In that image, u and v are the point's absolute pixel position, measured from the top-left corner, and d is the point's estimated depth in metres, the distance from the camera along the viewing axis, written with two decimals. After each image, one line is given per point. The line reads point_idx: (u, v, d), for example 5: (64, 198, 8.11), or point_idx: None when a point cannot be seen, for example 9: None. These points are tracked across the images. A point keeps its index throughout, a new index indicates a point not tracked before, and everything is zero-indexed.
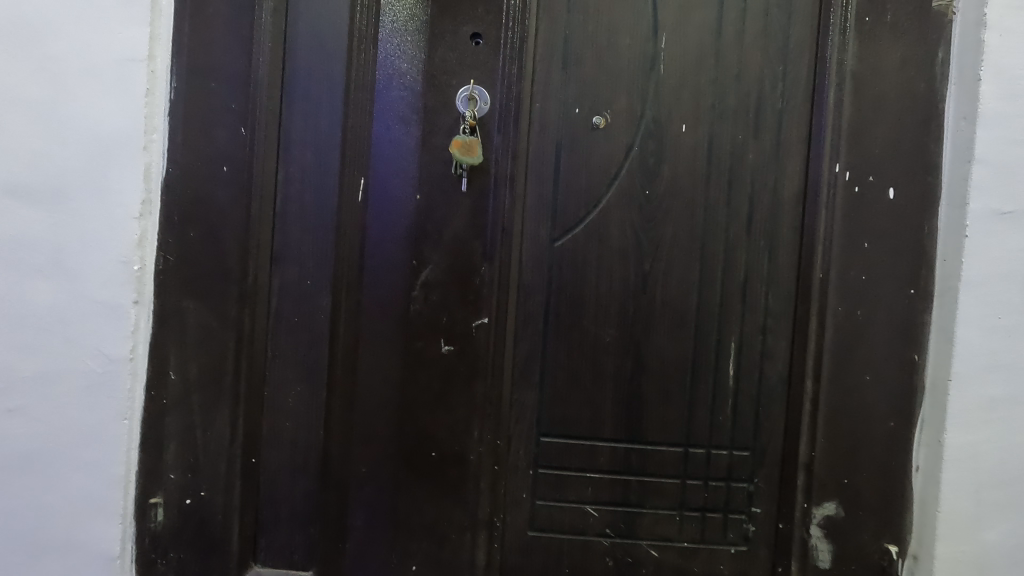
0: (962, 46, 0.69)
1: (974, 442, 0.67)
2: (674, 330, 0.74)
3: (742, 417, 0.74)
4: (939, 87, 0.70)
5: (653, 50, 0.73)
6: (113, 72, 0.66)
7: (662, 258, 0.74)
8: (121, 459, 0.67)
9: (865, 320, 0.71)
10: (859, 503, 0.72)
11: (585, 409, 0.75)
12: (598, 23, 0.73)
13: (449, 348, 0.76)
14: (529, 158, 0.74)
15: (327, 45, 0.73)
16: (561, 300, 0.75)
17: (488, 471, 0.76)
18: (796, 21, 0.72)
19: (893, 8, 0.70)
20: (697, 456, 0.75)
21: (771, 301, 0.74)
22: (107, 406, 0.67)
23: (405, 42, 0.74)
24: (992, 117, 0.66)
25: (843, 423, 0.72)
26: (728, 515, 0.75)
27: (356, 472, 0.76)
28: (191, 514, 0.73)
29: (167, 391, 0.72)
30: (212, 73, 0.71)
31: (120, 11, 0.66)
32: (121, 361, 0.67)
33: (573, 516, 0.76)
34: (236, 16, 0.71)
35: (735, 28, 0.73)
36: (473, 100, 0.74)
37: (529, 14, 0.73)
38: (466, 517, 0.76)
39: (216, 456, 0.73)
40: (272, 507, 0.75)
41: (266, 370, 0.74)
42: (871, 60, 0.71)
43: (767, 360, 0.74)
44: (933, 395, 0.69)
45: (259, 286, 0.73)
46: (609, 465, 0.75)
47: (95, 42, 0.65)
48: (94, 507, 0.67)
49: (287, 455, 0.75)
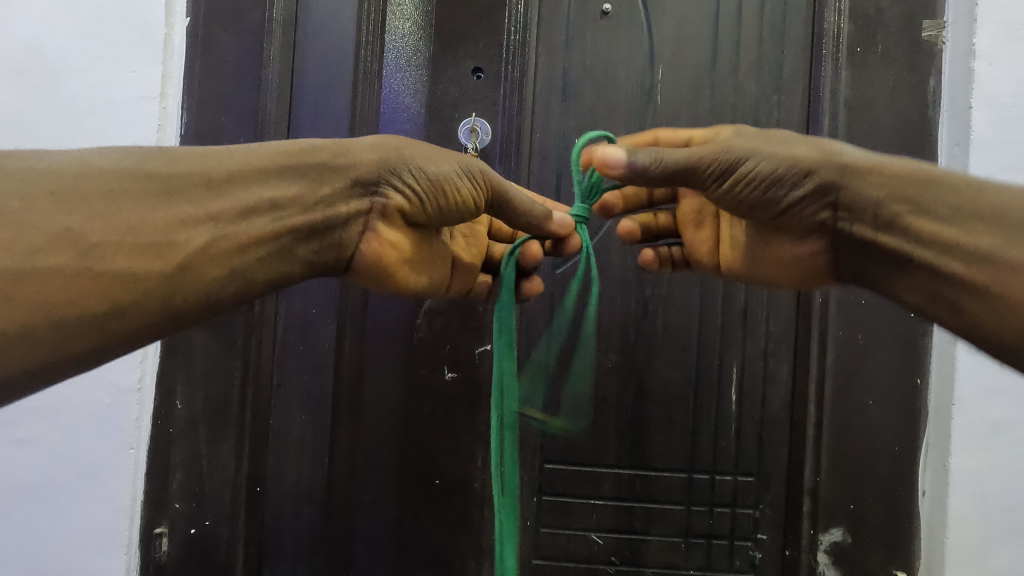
0: (951, 74, 0.71)
1: (980, 467, 0.68)
2: (677, 356, 0.75)
3: (745, 441, 0.74)
4: (931, 115, 0.72)
5: (650, 81, 0.75)
6: (128, 111, 0.69)
7: (662, 283, 0.75)
8: (127, 490, 0.70)
9: (865, 344, 0.72)
10: (867, 529, 0.72)
11: (588, 437, 0.75)
12: (596, 56, 0.75)
13: (453, 375, 0.76)
14: (530, 188, 0.76)
15: (334, 80, 0.75)
16: (564, 327, 0.76)
17: (492, 499, 0.76)
18: (789, 50, 0.74)
19: (883, 38, 0.72)
20: (701, 481, 0.74)
21: (771, 325, 0.74)
22: (116, 435, 0.69)
23: (409, 78, 0.77)
24: (986, 143, 0.68)
25: (848, 447, 0.72)
26: (734, 542, 0.74)
27: (360, 502, 0.77)
28: (196, 544, 0.73)
29: (173, 420, 0.72)
30: (222, 108, 0.73)
31: (135, 51, 0.69)
32: (129, 391, 0.70)
33: (578, 544, 0.75)
34: (247, 56, 0.74)
35: (730, 58, 0.74)
36: (474, 131, 0.75)
37: (529, 49, 0.75)
38: (472, 545, 0.76)
39: (221, 485, 0.74)
40: (277, 537, 0.75)
41: (273, 402, 0.75)
42: (864, 89, 0.72)
43: (769, 383, 0.74)
44: (937, 418, 0.70)
45: (266, 316, 0.75)
46: (613, 492, 0.75)
47: (110, 81, 0.68)
48: (99, 538, 0.69)
49: (292, 483, 0.75)
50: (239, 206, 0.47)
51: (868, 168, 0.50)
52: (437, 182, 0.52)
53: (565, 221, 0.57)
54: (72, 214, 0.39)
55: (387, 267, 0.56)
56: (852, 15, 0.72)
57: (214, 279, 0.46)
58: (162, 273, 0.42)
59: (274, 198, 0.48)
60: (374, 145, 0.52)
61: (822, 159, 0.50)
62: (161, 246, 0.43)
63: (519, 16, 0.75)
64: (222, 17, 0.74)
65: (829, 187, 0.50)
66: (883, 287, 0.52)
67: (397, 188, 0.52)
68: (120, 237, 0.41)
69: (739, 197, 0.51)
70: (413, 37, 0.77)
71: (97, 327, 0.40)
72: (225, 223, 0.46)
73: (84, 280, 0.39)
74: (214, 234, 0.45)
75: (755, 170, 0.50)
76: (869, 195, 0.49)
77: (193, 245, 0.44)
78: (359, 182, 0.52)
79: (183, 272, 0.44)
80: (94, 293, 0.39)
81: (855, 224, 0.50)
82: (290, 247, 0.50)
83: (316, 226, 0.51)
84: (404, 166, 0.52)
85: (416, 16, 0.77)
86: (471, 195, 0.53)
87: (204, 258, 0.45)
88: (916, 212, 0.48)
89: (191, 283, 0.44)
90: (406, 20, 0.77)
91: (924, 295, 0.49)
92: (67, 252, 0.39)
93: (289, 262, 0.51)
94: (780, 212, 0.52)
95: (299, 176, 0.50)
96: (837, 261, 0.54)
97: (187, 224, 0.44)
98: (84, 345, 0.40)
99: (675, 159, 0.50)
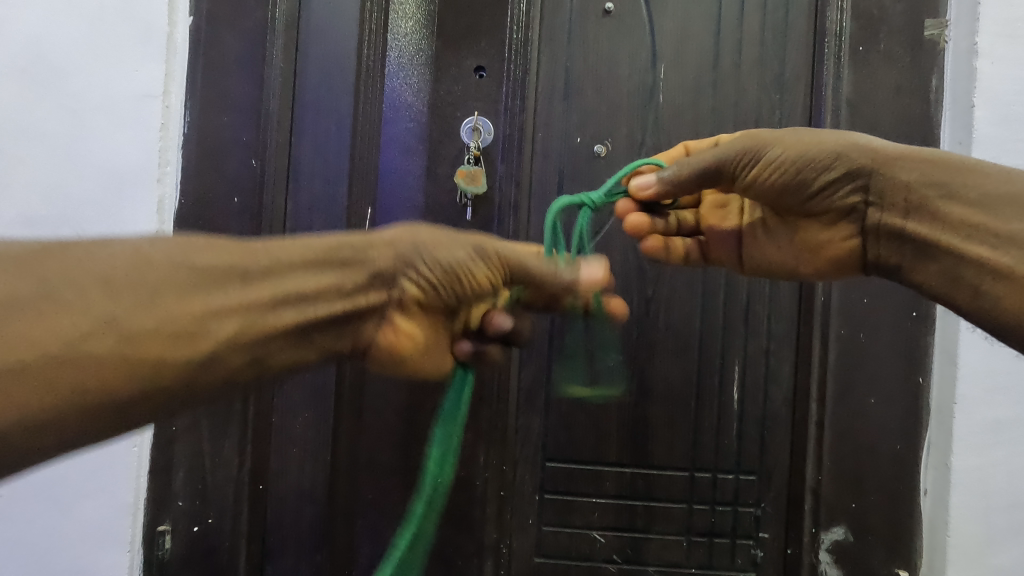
0: (954, 74, 0.71)
1: (981, 465, 0.68)
2: (678, 354, 0.75)
3: (747, 440, 0.74)
4: (933, 114, 0.72)
5: (651, 80, 0.75)
6: (131, 109, 0.69)
7: (664, 282, 0.75)
8: (130, 487, 0.70)
9: (868, 344, 0.71)
10: (869, 527, 0.72)
11: (590, 435, 0.75)
12: (598, 55, 0.75)
13: None
14: (532, 186, 0.76)
15: (336, 78, 0.75)
16: (566, 326, 0.76)
17: (494, 497, 0.76)
18: (791, 49, 0.74)
19: (885, 37, 0.72)
20: (703, 480, 0.74)
21: (773, 324, 0.74)
22: (120, 433, 0.69)
23: (411, 76, 0.78)
24: (988, 141, 0.68)
25: (850, 446, 0.72)
26: (736, 541, 0.74)
27: (362, 500, 0.77)
28: (199, 542, 0.74)
29: (176, 418, 0.73)
30: (225, 107, 0.73)
31: (138, 49, 0.69)
32: None
33: (579, 542, 0.75)
34: (250, 54, 0.74)
35: (732, 57, 0.74)
36: (476, 130, 0.75)
37: (531, 47, 0.75)
38: (473, 544, 0.76)
39: (224, 482, 0.74)
40: (280, 533, 0.76)
41: (275, 399, 0.75)
42: (866, 88, 0.72)
43: (771, 382, 0.74)
44: (939, 417, 0.70)
45: None
46: (615, 490, 0.75)
47: (114, 79, 0.69)
48: (102, 536, 0.69)
49: (295, 481, 0.75)
50: (268, 295, 0.43)
51: (900, 156, 0.50)
52: (454, 270, 0.49)
53: (593, 273, 0.53)
54: (119, 299, 0.36)
55: (401, 357, 0.51)
56: (856, 14, 0.72)
57: (235, 367, 0.41)
58: (189, 365, 0.38)
59: (304, 290, 0.44)
60: (393, 239, 0.49)
61: (853, 147, 0.51)
62: (192, 334, 0.38)
63: (522, 16, 0.75)
64: (225, 15, 0.73)
65: (862, 171, 0.51)
66: (905, 276, 0.52)
67: (415, 280, 0.49)
68: (159, 324, 0.37)
69: (770, 183, 0.53)
70: (415, 36, 0.78)
71: (116, 413, 0.36)
72: (255, 313, 0.42)
73: (116, 368, 0.35)
74: (242, 325, 0.41)
75: (781, 159, 0.52)
76: (899, 180, 0.50)
77: (222, 335, 0.40)
78: (379, 275, 0.48)
79: (211, 361, 0.39)
80: (125, 382, 0.36)
81: (885, 211, 0.51)
82: (308, 335, 0.46)
83: (339, 319, 0.47)
84: (423, 257, 0.49)
85: (420, 15, 0.78)
86: (486, 277, 0.50)
87: (229, 348, 0.40)
88: (946, 196, 0.48)
89: (214, 371, 0.40)
90: (409, 19, 0.78)
91: (946, 279, 0.48)
92: (110, 338, 0.35)
93: (309, 354, 0.47)
94: (810, 196, 0.53)
95: (324, 270, 0.46)
96: (867, 253, 0.54)
97: (218, 315, 0.40)
98: (97, 430, 0.36)
99: (701, 161, 0.54)
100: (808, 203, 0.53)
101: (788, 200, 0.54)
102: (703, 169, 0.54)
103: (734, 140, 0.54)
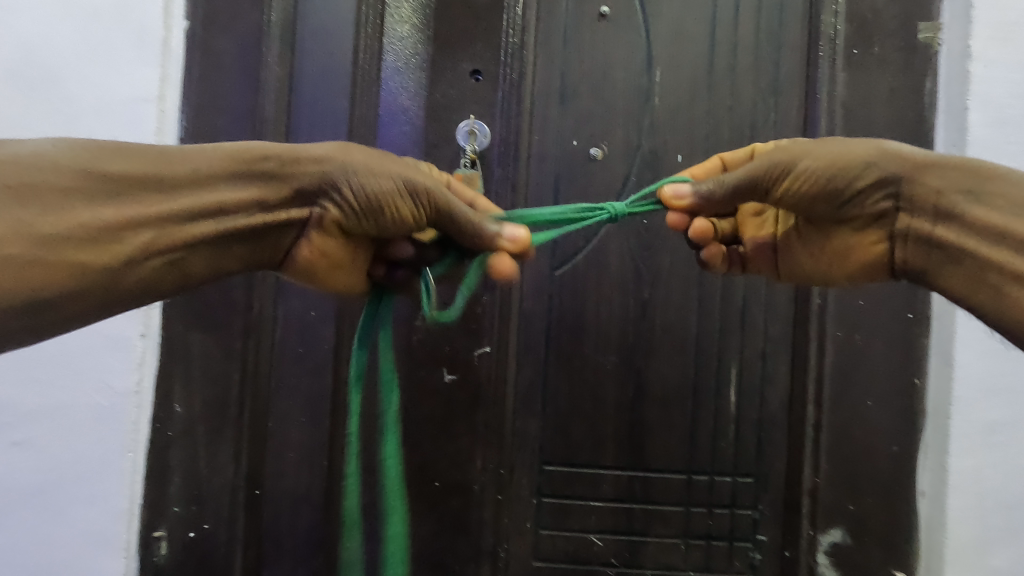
0: (948, 76, 0.71)
1: (978, 466, 0.68)
2: (675, 357, 0.75)
3: (744, 442, 0.74)
4: (928, 116, 0.72)
5: (647, 84, 0.75)
6: (127, 114, 0.69)
7: (661, 285, 0.75)
8: (125, 493, 0.70)
9: (864, 346, 0.72)
10: (866, 529, 0.72)
11: (588, 439, 0.75)
12: (594, 59, 0.76)
13: (452, 377, 0.76)
14: (529, 190, 0.76)
15: (333, 81, 0.75)
16: (563, 329, 0.76)
17: (491, 501, 0.76)
18: (786, 51, 0.74)
19: (879, 40, 0.73)
20: (700, 483, 0.74)
21: (770, 326, 0.74)
22: (115, 438, 0.69)
23: (408, 79, 0.77)
24: (982, 144, 0.69)
25: (847, 447, 0.72)
26: (734, 544, 0.74)
27: (359, 505, 0.76)
28: (195, 547, 0.73)
29: (172, 423, 0.73)
30: (220, 110, 0.74)
31: (133, 54, 0.69)
32: (127, 394, 0.70)
33: (577, 546, 0.75)
34: (246, 58, 0.74)
35: (727, 59, 0.75)
36: (472, 134, 0.75)
37: (527, 51, 0.76)
38: (471, 548, 0.76)
39: (220, 487, 0.74)
40: (276, 539, 0.75)
41: (271, 403, 0.75)
42: (861, 90, 0.72)
43: (768, 384, 0.74)
44: (935, 419, 0.70)
45: (264, 318, 0.75)
46: (613, 493, 0.75)
47: (109, 84, 0.69)
48: (96, 542, 0.69)
49: (291, 486, 0.75)
50: (185, 207, 0.50)
51: (928, 163, 0.51)
52: (373, 195, 0.51)
53: (518, 235, 0.52)
54: (31, 206, 0.43)
55: (317, 272, 0.56)
56: (849, 17, 0.73)
57: (154, 272, 0.49)
58: (107, 266, 0.46)
59: (214, 203, 0.51)
60: (322, 160, 0.53)
61: (884, 155, 0.51)
62: (108, 240, 0.46)
63: (517, 19, 0.75)
64: (221, 19, 0.74)
65: (893, 177, 0.51)
66: (931, 279, 0.53)
67: (332, 203, 0.53)
68: (69, 231, 0.44)
69: (805, 196, 0.52)
70: (412, 40, 0.77)
71: (52, 307, 0.44)
72: (169, 222, 0.49)
73: (32, 266, 0.42)
74: (158, 234, 0.49)
75: (816, 170, 0.51)
76: (930, 185, 0.51)
77: (137, 243, 0.48)
78: (302, 194, 0.53)
79: (127, 266, 0.47)
80: (44, 279, 0.43)
81: (914, 214, 0.52)
82: (224, 245, 0.52)
83: (257, 229, 0.53)
84: (341, 181, 0.52)
85: (415, 18, 0.77)
86: (412, 213, 0.52)
87: (146, 253, 0.48)
88: (974, 202, 0.50)
89: (135, 275, 0.48)
90: (405, 22, 0.77)
91: (969, 283, 0.50)
92: (19, 242, 0.42)
93: (227, 257, 0.53)
94: (844, 205, 0.52)
95: (248, 184, 0.52)
96: (894, 258, 0.54)
97: (131, 223, 0.47)
98: (36, 320, 0.43)
99: (734, 176, 0.52)
100: (839, 212, 0.53)
101: (822, 212, 0.53)
102: (738, 184, 0.52)
103: (764, 154, 0.52)
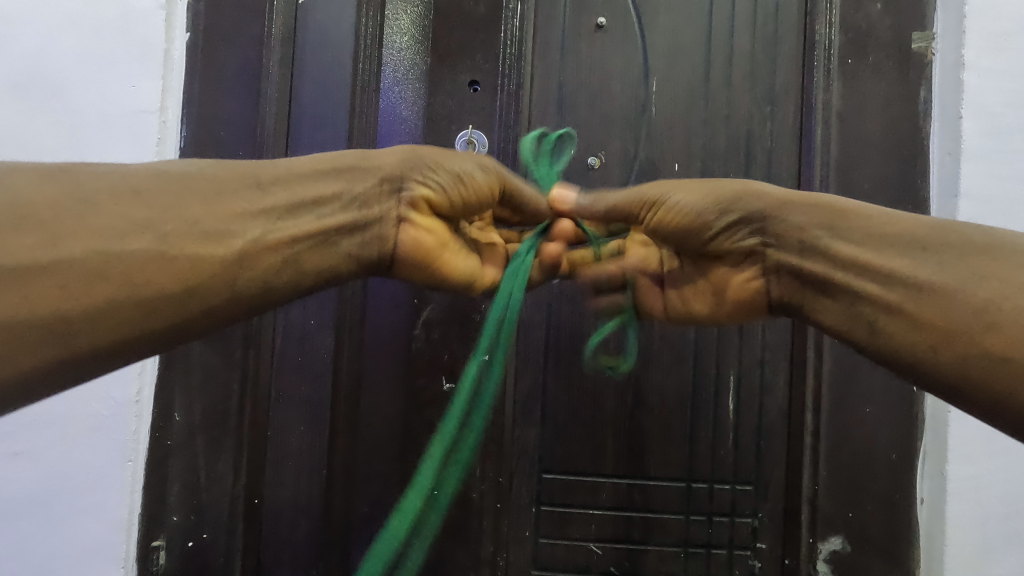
0: (941, 86, 0.72)
1: (976, 474, 0.69)
2: (673, 365, 0.75)
3: (744, 449, 0.74)
4: (923, 124, 0.73)
5: (644, 94, 0.76)
6: (127, 124, 0.70)
7: None
8: (124, 503, 0.70)
9: (861, 354, 0.72)
10: (865, 537, 0.72)
11: (587, 447, 0.75)
12: (591, 69, 0.76)
13: (450, 386, 0.76)
14: None
15: (332, 92, 0.76)
16: (561, 337, 0.76)
17: (490, 510, 0.76)
18: (783, 60, 0.75)
19: (873, 50, 0.73)
20: (699, 491, 0.74)
21: (768, 333, 0.74)
22: (114, 449, 0.70)
23: (407, 90, 0.77)
24: (976, 153, 0.69)
25: (846, 455, 0.72)
26: (733, 552, 0.74)
27: (357, 513, 0.76)
28: (194, 556, 0.73)
29: (172, 433, 0.73)
30: (221, 121, 0.75)
31: (134, 65, 0.70)
32: (127, 404, 0.70)
33: (577, 555, 0.75)
34: (246, 70, 0.75)
35: (724, 69, 0.75)
36: (471, 144, 0.76)
37: (525, 62, 0.76)
38: (470, 557, 0.76)
39: (219, 496, 0.74)
40: (274, 548, 0.75)
41: (269, 412, 0.75)
42: (856, 100, 0.73)
43: (767, 393, 0.74)
44: (933, 427, 0.71)
45: (264, 327, 0.75)
46: (612, 502, 0.74)
47: (109, 94, 0.69)
48: (96, 552, 0.70)
49: (289, 495, 0.75)
50: (283, 202, 0.51)
51: (793, 201, 0.55)
52: (458, 172, 0.57)
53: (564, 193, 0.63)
54: (146, 207, 0.45)
55: (424, 253, 0.58)
56: (843, 28, 0.74)
57: (271, 266, 0.50)
58: (224, 258, 0.47)
59: (319, 194, 0.53)
60: (399, 152, 0.57)
61: (748, 192, 0.56)
62: (223, 234, 0.47)
63: (515, 31, 0.76)
64: (222, 32, 0.75)
65: (757, 215, 0.56)
66: (808, 313, 0.55)
67: (420, 182, 0.57)
68: (185, 227, 0.46)
69: (674, 224, 0.58)
70: (412, 50, 0.77)
71: (172, 305, 0.44)
72: (273, 217, 0.50)
73: (155, 264, 0.44)
74: (267, 228, 0.50)
75: (683, 202, 0.57)
76: (791, 222, 0.55)
77: (251, 236, 0.49)
78: (386, 182, 0.56)
79: (243, 258, 0.48)
80: (168, 274, 0.44)
81: (781, 250, 0.55)
82: (335, 239, 0.54)
83: (358, 223, 0.55)
84: (419, 163, 0.57)
85: (415, 29, 0.77)
86: (491, 184, 0.58)
87: (258, 245, 0.49)
88: (834, 236, 0.53)
89: (252, 269, 0.48)
90: (405, 33, 0.77)
91: (845, 318, 0.52)
92: (145, 238, 0.44)
93: (335, 255, 0.54)
94: (712, 236, 0.58)
95: (336, 178, 0.55)
96: (772, 292, 0.58)
97: (245, 217, 0.49)
98: (166, 317, 0.44)
99: (614, 199, 0.60)
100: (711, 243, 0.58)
101: (691, 242, 0.59)
102: (616, 207, 0.60)
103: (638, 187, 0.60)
